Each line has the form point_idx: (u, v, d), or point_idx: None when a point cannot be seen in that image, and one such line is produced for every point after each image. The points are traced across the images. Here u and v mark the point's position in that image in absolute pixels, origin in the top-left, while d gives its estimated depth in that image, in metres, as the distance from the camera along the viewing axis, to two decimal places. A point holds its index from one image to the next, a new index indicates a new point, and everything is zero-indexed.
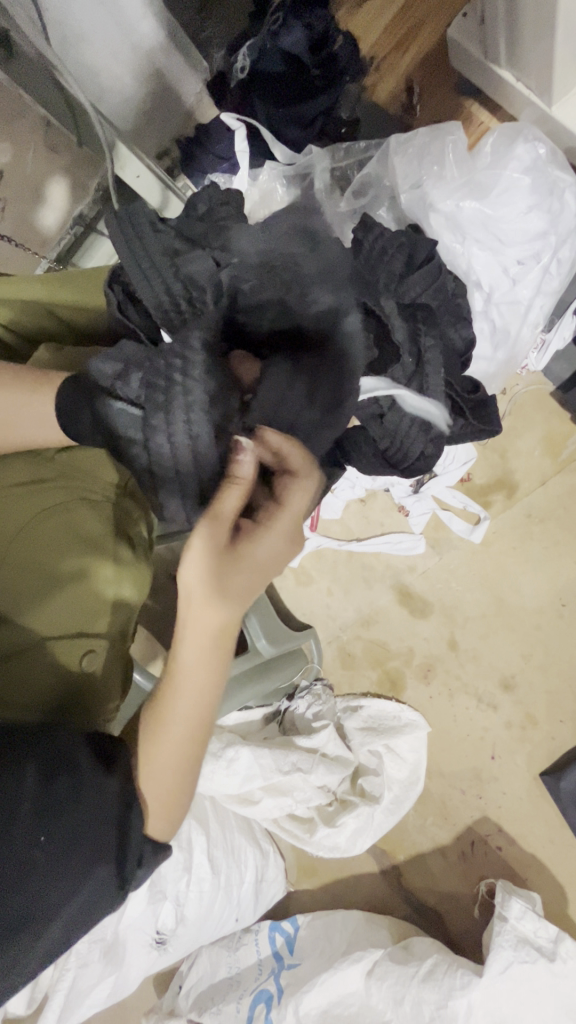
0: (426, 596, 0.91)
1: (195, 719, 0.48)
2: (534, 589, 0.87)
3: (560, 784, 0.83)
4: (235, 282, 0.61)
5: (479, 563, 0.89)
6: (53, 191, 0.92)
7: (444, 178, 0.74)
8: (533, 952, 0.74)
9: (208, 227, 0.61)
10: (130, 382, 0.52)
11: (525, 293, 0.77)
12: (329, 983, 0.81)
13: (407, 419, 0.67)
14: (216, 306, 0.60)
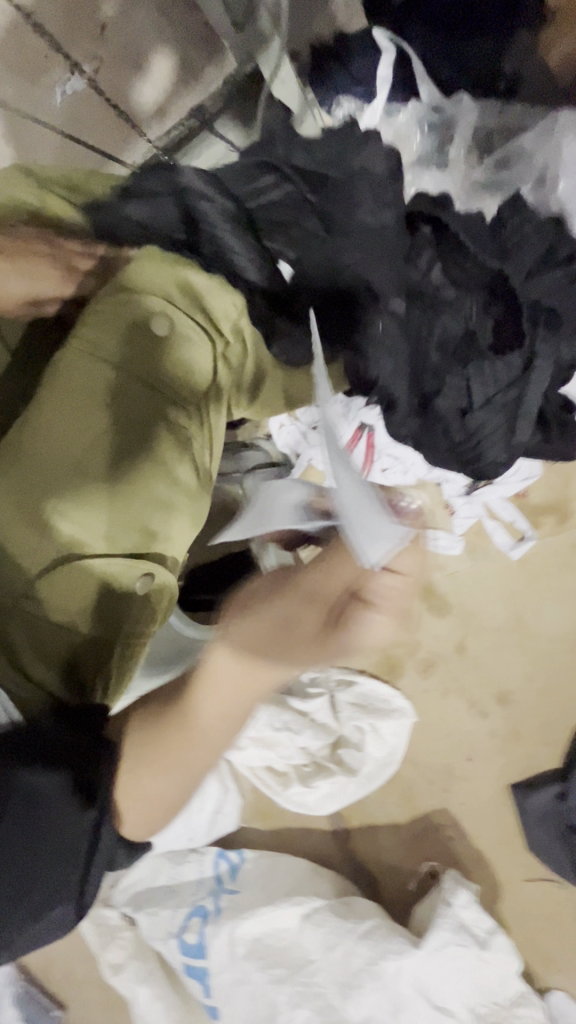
0: (447, 596, 0.92)
1: (205, 758, 0.60)
2: (557, 616, 0.88)
3: (527, 798, 0.87)
4: (357, 197, 0.57)
5: (510, 579, 0.89)
6: (156, 66, 0.94)
7: None
8: (467, 938, 0.80)
9: (343, 188, 0.58)
10: (189, 198, 0.60)
11: None
12: (267, 915, 0.88)
13: (492, 425, 0.63)
14: (324, 191, 0.59)
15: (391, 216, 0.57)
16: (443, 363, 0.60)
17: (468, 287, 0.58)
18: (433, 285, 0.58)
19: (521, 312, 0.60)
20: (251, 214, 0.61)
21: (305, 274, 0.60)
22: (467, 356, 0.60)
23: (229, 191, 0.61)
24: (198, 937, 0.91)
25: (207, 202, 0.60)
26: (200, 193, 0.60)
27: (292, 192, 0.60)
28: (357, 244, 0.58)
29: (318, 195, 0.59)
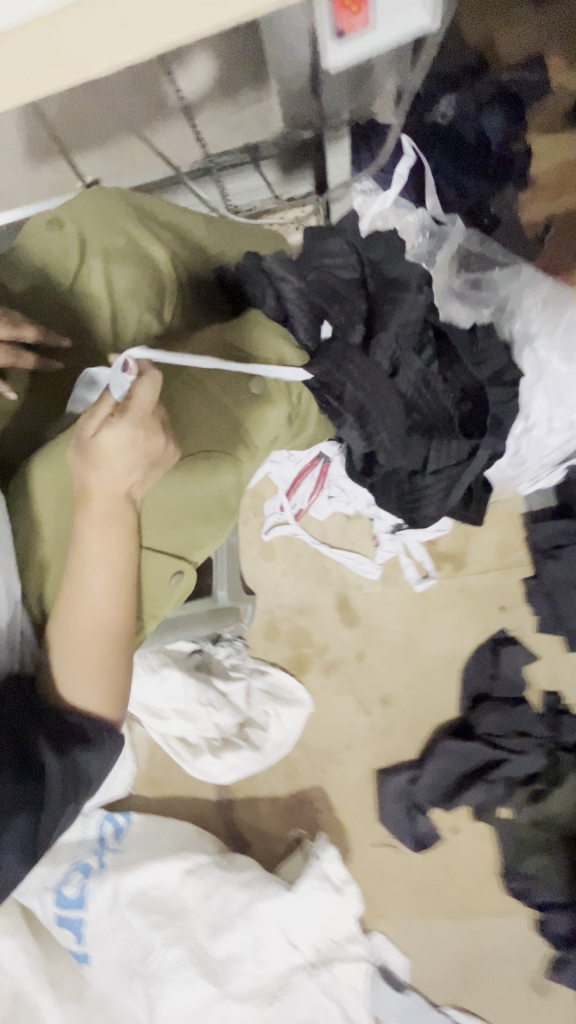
0: (358, 611, 1.11)
1: (113, 591, 0.53)
2: (438, 641, 1.09)
3: (387, 783, 1.07)
4: (400, 299, 0.72)
5: (409, 606, 1.10)
6: (196, 66, 1.03)
7: (550, 328, 0.89)
8: (327, 886, 0.98)
9: (388, 289, 0.73)
10: (273, 274, 0.73)
11: (551, 446, 0.94)
12: (151, 870, 0.98)
13: (435, 486, 0.80)
14: (376, 288, 0.73)
15: (418, 314, 0.73)
16: (414, 432, 0.76)
17: (449, 384, 0.77)
18: (430, 375, 0.75)
19: (482, 410, 0.78)
20: (313, 289, 0.72)
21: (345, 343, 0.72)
22: (435, 430, 0.77)
23: (302, 269, 0.73)
24: (78, 890, 0.97)
25: (287, 279, 0.72)
26: (281, 271, 0.72)
27: (347, 282, 0.73)
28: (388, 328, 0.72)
29: (369, 290, 0.73)
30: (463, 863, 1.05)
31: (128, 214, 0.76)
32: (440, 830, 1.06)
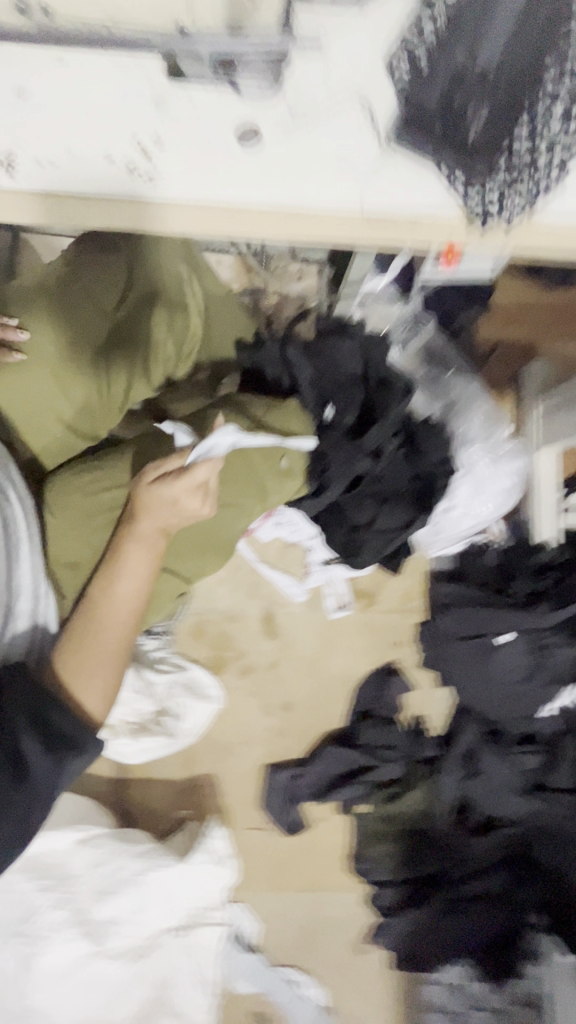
0: (279, 625, 1.26)
1: (130, 611, 0.62)
2: (340, 662, 1.28)
3: (273, 776, 1.23)
4: (389, 399, 0.82)
5: (323, 628, 1.28)
6: None
7: (482, 435, 1.13)
8: (211, 863, 1.11)
9: (381, 387, 0.83)
10: (288, 350, 0.81)
11: (463, 527, 1.17)
12: (46, 838, 1.04)
13: (370, 544, 0.98)
14: (371, 383, 0.83)
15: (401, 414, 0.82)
16: (367, 500, 0.94)
17: (404, 469, 0.94)
18: (391, 462, 0.93)
19: (425, 501, 0.96)
20: (319, 374, 0.81)
21: (334, 426, 0.81)
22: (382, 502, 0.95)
23: (312, 352, 0.82)
24: None
25: (297, 360, 0.80)
26: (295, 351, 0.81)
27: (348, 373, 0.82)
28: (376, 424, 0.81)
29: (365, 385, 0.82)
30: (322, 848, 1.24)
31: (193, 285, 0.81)
32: (308, 819, 1.24)
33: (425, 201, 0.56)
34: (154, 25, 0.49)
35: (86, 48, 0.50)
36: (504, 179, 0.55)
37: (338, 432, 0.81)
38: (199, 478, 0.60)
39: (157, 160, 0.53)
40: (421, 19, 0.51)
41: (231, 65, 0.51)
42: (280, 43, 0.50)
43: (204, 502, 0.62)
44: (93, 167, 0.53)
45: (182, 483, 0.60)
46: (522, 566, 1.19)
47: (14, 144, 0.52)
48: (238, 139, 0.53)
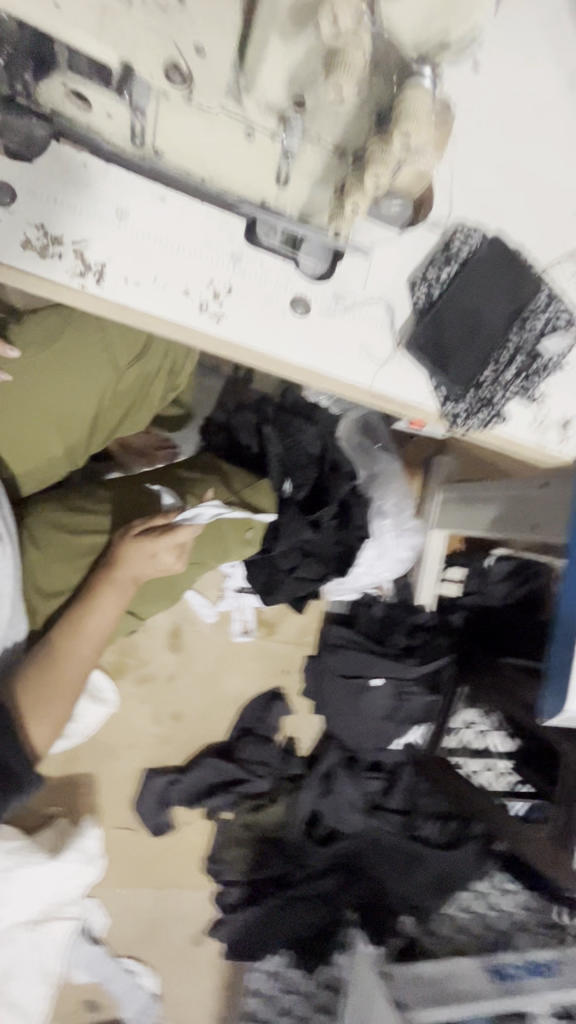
0: (183, 641, 1.35)
1: (94, 647, 0.64)
2: (233, 682, 1.39)
3: (150, 780, 1.31)
4: (336, 484, 0.99)
5: (224, 649, 1.39)
6: None
7: (395, 514, 1.29)
8: (81, 861, 1.17)
9: (329, 473, 0.99)
10: (261, 432, 0.97)
11: (362, 585, 1.35)
12: None
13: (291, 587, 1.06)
14: (322, 469, 1.00)
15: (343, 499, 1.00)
16: (296, 549, 1.02)
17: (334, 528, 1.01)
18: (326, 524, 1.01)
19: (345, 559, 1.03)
20: (283, 455, 0.97)
21: (289, 498, 0.97)
22: (310, 556, 1.02)
23: (280, 435, 0.98)
24: None
25: (267, 442, 0.97)
26: (267, 433, 0.97)
27: (306, 457, 0.99)
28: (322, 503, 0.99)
29: (318, 469, 0.99)
30: (183, 850, 1.34)
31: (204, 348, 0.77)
32: (176, 823, 1.34)
33: (411, 397, 0.57)
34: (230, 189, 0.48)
35: (137, 175, 0.48)
36: (473, 405, 0.57)
37: (293, 504, 0.97)
38: (183, 542, 0.67)
39: (221, 305, 0.51)
40: (436, 256, 0.56)
41: (287, 245, 0.52)
42: (337, 245, 0.52)
43: (179, 558, 0.68)
44: (168, 302, 0.49)
45: (166, 539, 0.66)
46: (400, 621, 1.37)
47: (90, 233, 0.47)
48: (289, 304, 0.53)
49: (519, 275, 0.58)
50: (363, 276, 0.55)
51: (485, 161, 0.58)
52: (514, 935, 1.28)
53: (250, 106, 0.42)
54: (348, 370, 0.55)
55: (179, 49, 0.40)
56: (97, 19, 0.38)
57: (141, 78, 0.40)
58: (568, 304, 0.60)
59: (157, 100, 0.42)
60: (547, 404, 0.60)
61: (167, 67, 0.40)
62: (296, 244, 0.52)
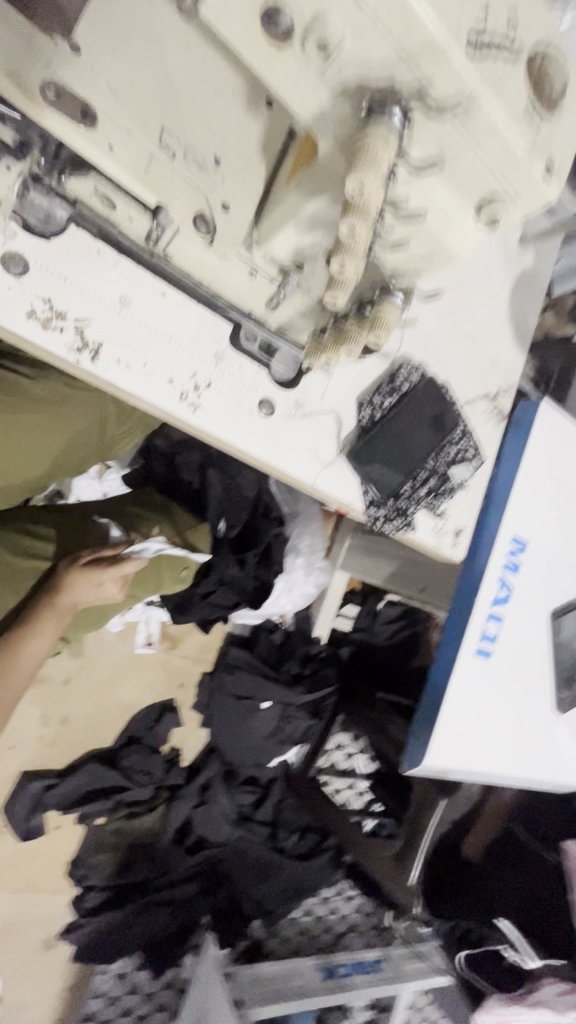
0: (84, 647, 1.36)
1: (31, 667, 0.71)
2: (128, 691, 1.42)
3: (26, 783, 1.29)
4: (264, 527, 1.08)
5: (123, 658, 1.41)
6: None
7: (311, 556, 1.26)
8: None
9: (259, 515, 1.09)
10: (202, 471, 1.05)
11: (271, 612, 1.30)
12: None
13: (207, 608, 1.11)
14: (255, 511, 1.08)
15: (270, 541, 1.09)
16: (219, 579, 1.08)
17: (256, 562, 1.08)
18: (250, 564, 1.08)
19: (263, 589, 1.09)
20: (220, 496, 1.06)
21: (220, 533, 1.07)
22: (233, 589, 1.09)
23: (219, 475, 1.05)
24: None
25: (208, 481, 1.05)
26: (208, 471, 1.04)
27: (240, 499, 1.07)
28: (250, 543, 1.08)
29: (250, 512, 1.08)
30: (48, 853, 1.34)
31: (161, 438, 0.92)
32: (47, 826, 1.33)
33: (345, 497, 0.67)
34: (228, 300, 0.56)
35: (144, 270, 0.54)
36: (391, 512, 0.69)
37: (223, 542, 1.08)
38: (126, 572, 0.75)
39: (198, 397, 0.58)
40: (382, 386, 0.68)
41: (263, 353, 0.61)
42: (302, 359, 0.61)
43: (120, 586, 0.76)
44: (154, 387, 0.55)
45: (110, 573, 0.74)
46: (295, 652, 1.40)
47: (93, 314, 0.52)
48: (257, 404, 0.61)
49: (443, 415, 0.71)
50: (322, 389, 0.65)
51: (434, 309, 0.71)
52: (345, 937, 1.31)
53: (258, 255, 0.50)
54: (295, 467, 0.64)
55: (208, 201, 0.46)
56: (142, 167, 0.44)
57: (172, 218, 0.47)
58: (475, 441, 0.75)
59: (178, 230, 0.49)
60: (447, 518, 0.74)
61: (195, 215, 0.47)
62: (270, 353, 0.61)
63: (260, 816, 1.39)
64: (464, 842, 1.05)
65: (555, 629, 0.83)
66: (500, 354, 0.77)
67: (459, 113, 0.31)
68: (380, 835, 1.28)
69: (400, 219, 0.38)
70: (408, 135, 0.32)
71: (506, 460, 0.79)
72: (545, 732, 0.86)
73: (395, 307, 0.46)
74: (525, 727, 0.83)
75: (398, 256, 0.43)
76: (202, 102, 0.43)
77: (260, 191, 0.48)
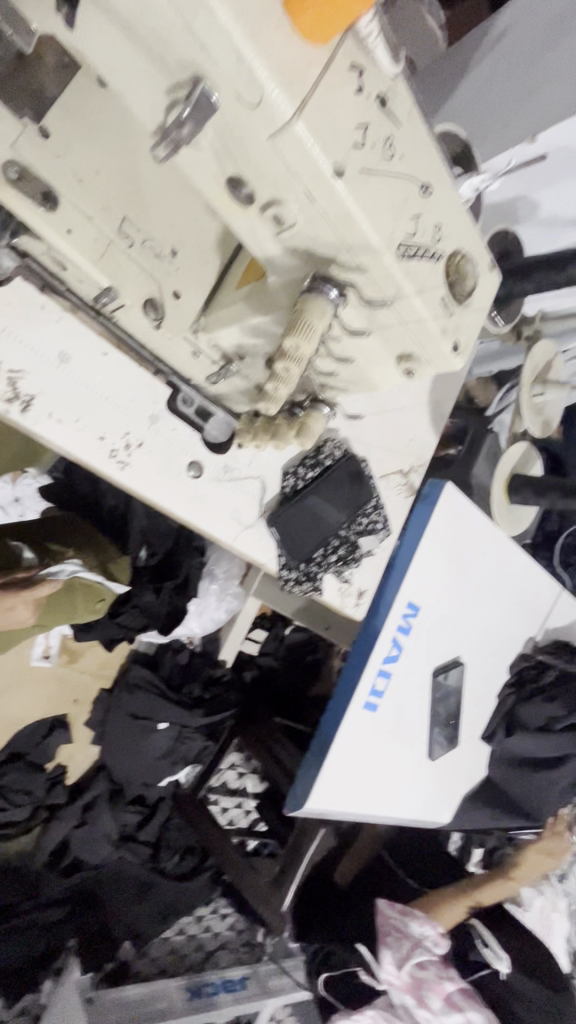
0: None
1: None
2: (14, 708, 1.26)
3: None
4: (185, 561, 1.08)
5: (13, 672, 1.24)
6: None
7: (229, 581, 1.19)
8: None
9: (179, 547, 1.08)
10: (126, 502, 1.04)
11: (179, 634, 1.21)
12: None
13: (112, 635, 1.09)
14: (177, 544, 1.08)
15: (187, 573, 1.08)
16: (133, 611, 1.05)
17: (171, 596, 1.07)
18: (163, 598, 1.07)
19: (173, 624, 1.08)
20: (143, 528, 1.05)
21: (138, 564, 1.05)
22: (145, 620, 1.07)
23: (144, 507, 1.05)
24: None
25: (131, 512, 1.04)
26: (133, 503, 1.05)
27: (163, 531, 1.07)
28: (168, 576, 1.07)
29: (173, 544, 1.07)
30: None
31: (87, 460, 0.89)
32: None
33: (261, 558, 0.72)
34: (170, 365, 0.57)
35: (88, 330, 0.55)
36: (302, 575, 0.74)
37: (140, 569, 1.05)
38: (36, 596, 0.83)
39: (129, 455, 0.60)
40: (306, 459, 0.72)
41: (198, 417, 0.63)
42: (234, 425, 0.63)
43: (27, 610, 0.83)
44: (86, 445, 0.58)
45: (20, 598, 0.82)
46: (200, 673, 1.33)
47: (29, 370, 0.54)
48: (186, 467, 0.64)
49: (362, 485, 0.76)
50: (251, 456, 0.68)
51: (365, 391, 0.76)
52: (216, 953, 1.28)
53: (202, 340, 0.52)
54: (215, 528, 0.67)
55: (159, 288, 0.48)
56: (99, 251, 0.45)
57: (122, 300, 0.49)
58: (385, 514, 0.80)
59: (127, 307, 0.50)
60: (352, 581, 0.81)
61: (144, 300, 0.49)
62: (205, 418, 0.63)
63: (143, 837, 1.33)
64: (336, 869, 1.09)
65: (435, 684, 0.93)
66: (418, 434, 0.83)
67: (388, 302, 0.37)
68: (263, 855, 1.27)
69: (331, 354, 0.42)
70: (343, 307, 0.37)
71: (410, 527, 0.86)
72: (417, 775, 0.95)
73: (321, 419, 0.52)
74: (399, 772, 0.92)
75: (332, 375, 0.47)
76: (164, 199, 0.45)
77: (209, 281, 0.49)
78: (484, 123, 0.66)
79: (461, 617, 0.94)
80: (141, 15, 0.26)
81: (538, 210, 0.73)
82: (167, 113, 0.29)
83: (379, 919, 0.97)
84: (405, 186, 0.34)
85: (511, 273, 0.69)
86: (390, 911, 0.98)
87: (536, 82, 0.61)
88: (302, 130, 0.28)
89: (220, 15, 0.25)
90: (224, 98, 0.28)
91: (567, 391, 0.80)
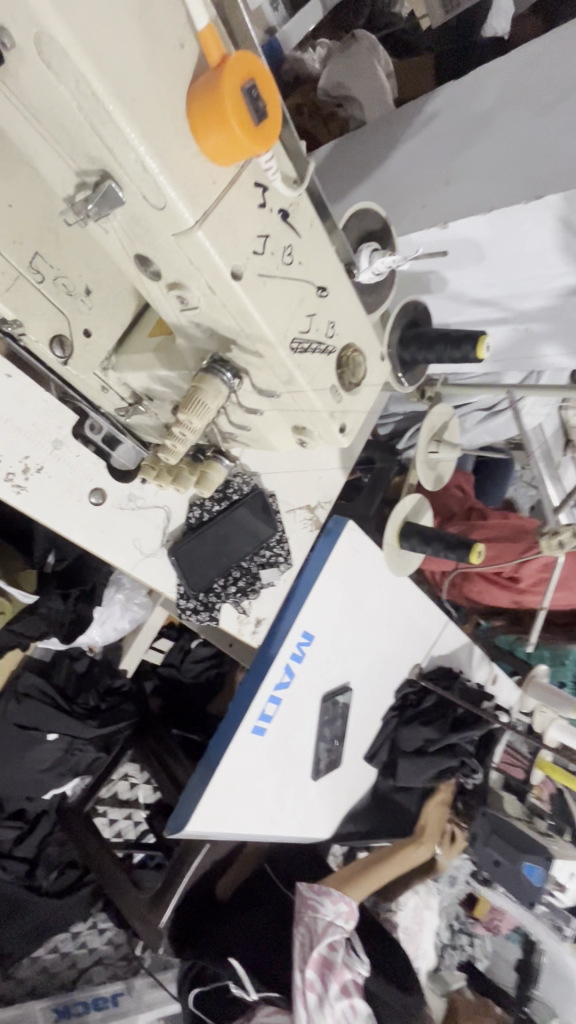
0: None
1: None
2: None
3: None
4: (92, 573, 1.03)
5: None
6: None
7: (134, 593, 1.16)
8: None
9: (84, 560, 1.04)
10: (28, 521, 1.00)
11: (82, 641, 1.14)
12: None
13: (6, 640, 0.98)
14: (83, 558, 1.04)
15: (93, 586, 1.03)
16: (31, 620, 0.97)
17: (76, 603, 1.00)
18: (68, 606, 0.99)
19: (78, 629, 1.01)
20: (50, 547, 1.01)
21: (45, 571, 0.99)
22: (50, 627, 0.99)
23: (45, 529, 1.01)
24: None
25: (33, 528, 1.00)
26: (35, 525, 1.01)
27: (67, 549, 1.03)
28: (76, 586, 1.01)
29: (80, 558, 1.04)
30: None
31: None
32: None
33: (160, 587, 0.73)
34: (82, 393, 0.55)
35: None
36: (201, 604, 0.76)
37: (47, 576, 0.99)
38: None
39: (26, 480, 0.59)
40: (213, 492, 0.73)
41: (105, 444, 0.63)
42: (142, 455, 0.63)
43: None
44: None
45: None
46: (97, 682, 1.24)
47: None
48: (89, 494, 0.64)
49: (271, 516, 0.77)
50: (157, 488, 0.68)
51: None
52: (90, 970, 1.25)
53: (112, 379, 0.52)
54: (114, 556, 0.68)
55: (69, 325, 0.48)
56: (5, 285, 0.44)
57: (27, 334, 0.47)
58: (288, 547, 0.83)
59: (31, 341, 0.48)
60: (250, 611, 0.83)
61: (52, 337, 0.48)
62: (113, 443, 0.63)
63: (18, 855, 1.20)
64: (219, 882, 1.12)
65: (324, 708, 0.97)
66: (329, 472, 0.86)
67: (285, 383, 0.40)
68: (149, 866, 1.25)
69: (230, 419, 0.46)
70: (239, 386, 0.40)
71: (314, 557, 0.90)
72: (299, 794, 0.99)
73: (220, 470, 0.55)
74: (284, 791, 0.96)
75: (234, 430, 0.50)
76: (81, 242, 0.46)
77: (124, 323, 0.50)
78: (403, 200, 0.71)
79: (353, 645, 1.00)
80: (51, 112, 0.27)
81: (446, 285, 0.79)
82: (76, 191, 0.31)
83: (299, 899, 1.03)
84: (303, 288, 0.37)
85: (416, 342, 0.75)
86: (308, 893, 1.04)
87: (457, 169, 0.66)
88: (203, 237, 0.30)
89: (126, 132, 0.26)
90: (129, 195, 0.29)
91: (460, 452, 0.87)
